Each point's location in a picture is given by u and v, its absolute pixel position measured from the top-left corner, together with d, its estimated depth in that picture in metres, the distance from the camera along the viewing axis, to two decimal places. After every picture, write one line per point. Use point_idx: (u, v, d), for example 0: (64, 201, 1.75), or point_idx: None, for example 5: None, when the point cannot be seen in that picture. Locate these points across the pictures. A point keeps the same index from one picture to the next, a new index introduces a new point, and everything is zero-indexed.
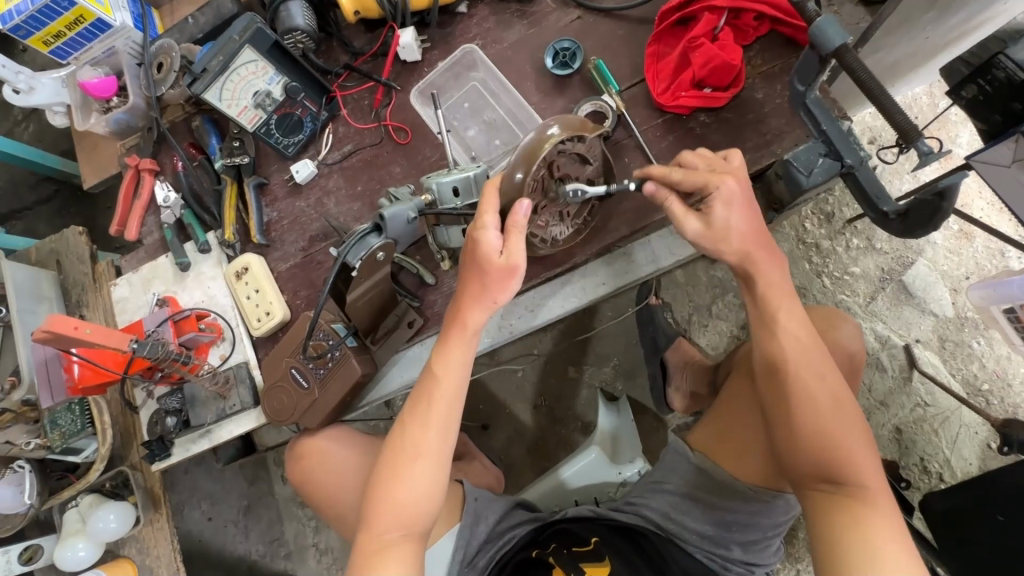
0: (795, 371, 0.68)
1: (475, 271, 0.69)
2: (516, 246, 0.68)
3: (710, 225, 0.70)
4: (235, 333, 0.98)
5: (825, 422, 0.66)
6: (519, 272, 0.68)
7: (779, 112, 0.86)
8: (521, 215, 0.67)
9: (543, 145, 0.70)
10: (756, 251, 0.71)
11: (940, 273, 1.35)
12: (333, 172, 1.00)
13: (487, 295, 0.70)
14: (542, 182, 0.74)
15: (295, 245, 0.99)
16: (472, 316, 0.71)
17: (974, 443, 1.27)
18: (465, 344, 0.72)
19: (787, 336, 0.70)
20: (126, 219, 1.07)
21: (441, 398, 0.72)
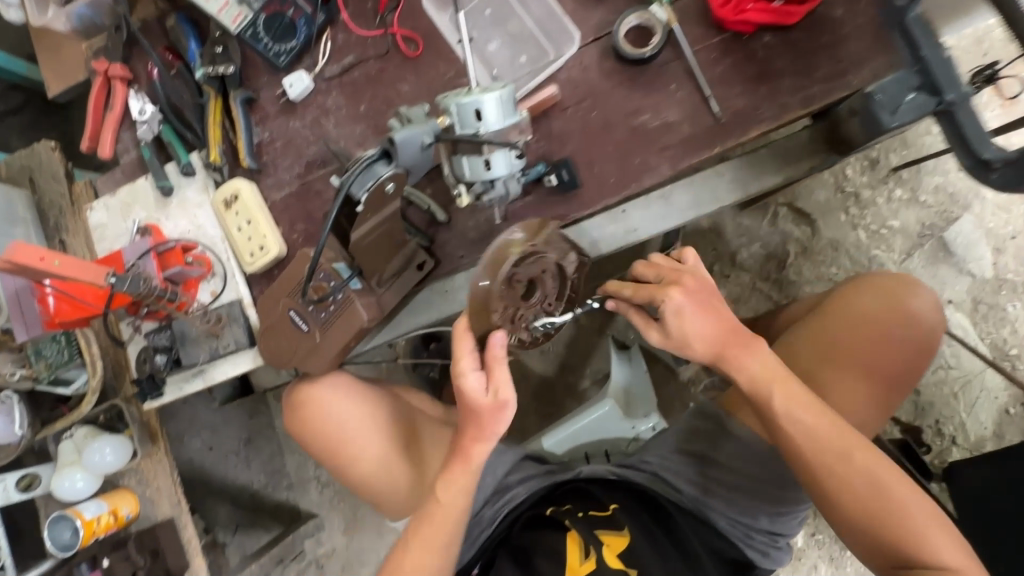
0: (828, 465, 0.67)
1: (471, 418, 0.73)
2: (501, 381, 0.70)
3: (668, 335, 0.72)
4: (227, 269, 0.89)
5: (868, 500, 0.66)
6: (510, 404, 0.71)
7: (860, 35, 0.72)
8: (497, 347, 0.70)
9: (503, 256, 0.69)
10: (733, 348, 0.71)
11: (985, 231, 1.26)
12: (332, 88, 0.87)
13: (486, 429, 0.73)
14: (510, 292, 0.71)
15: (290, 172, 0.89)
16: (472, 450, 0.75)
17: (992, 408, 1.24)
18: (468, 476, 0.76)
19: (799, 424, 0.68)
20: (99, 134, 0.95)
21: (447, 510, 0.77)
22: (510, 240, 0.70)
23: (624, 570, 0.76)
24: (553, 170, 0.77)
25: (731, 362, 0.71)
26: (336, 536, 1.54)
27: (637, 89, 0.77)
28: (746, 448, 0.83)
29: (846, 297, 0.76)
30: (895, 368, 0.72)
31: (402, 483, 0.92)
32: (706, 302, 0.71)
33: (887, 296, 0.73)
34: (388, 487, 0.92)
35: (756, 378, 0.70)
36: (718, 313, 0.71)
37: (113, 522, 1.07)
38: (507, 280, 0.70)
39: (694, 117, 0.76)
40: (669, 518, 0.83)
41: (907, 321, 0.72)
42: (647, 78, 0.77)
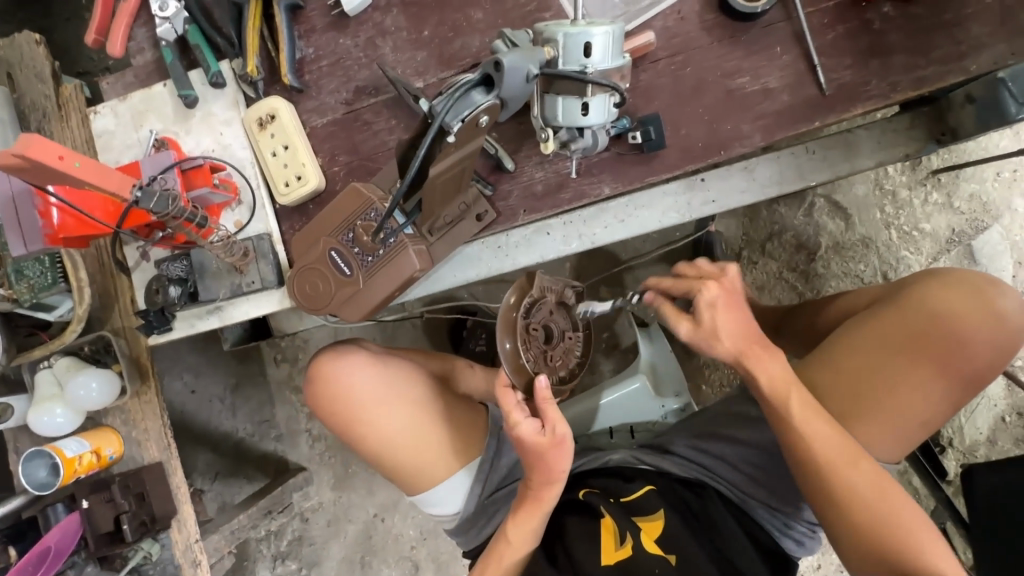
0: (841, 477, 0.67)
1: (533, 461, 0.71)
2: (555, 417, 0.68)
3: (699, 327, 0.70)
4: (256, 198, 0.80)
5: (870, 511, 0.66)
6: (568, 439, 0.70)
7: (983, 17, 0.67)
8: (546, 388, 0.67)
9: (507, 316, 0.67)
10: (757, 344, 0.70)
11: (1011, 243, 1.27)
12: (392, 6, 0.77)
13: (553, 471, 0.72)
14: (534, 338, 0.69)
15: (335, 96, 0.79)
16: (544, 494, 0.74)
17: (989, 415, 1.27)
18: (539, 519, 0.75)
19: (813, 435, 0.68)
20: (107, 29, 0.82)
21: (517, 533, 0.75)
22: (506, 298, 0.67)
23: (662, 555, 0.75)
24: (639, 127, 0.71)
25: (750, 365, 0.70)
26: (324, 491, 1.48)
27: (738, 49, 0.71)
28: None
29: (922, 295, 0.73)
30: (970, 365, 0.70)
31: (423, 472, 0.84)
32: (735, 302, 0.71)
33: (971, 296, 0.71)
34: (409, 476, 0.85)
35: (774, 382, 0.69)
36: (742, 311, 0.71)
37: (96, 462, 0.96)
38: (524, 330, 0.68)
39: (796, 85, 0.70)
40: (710, 510, 0.80)
41: (994, 317, 0.70)
42: (751, 37, 0.71)
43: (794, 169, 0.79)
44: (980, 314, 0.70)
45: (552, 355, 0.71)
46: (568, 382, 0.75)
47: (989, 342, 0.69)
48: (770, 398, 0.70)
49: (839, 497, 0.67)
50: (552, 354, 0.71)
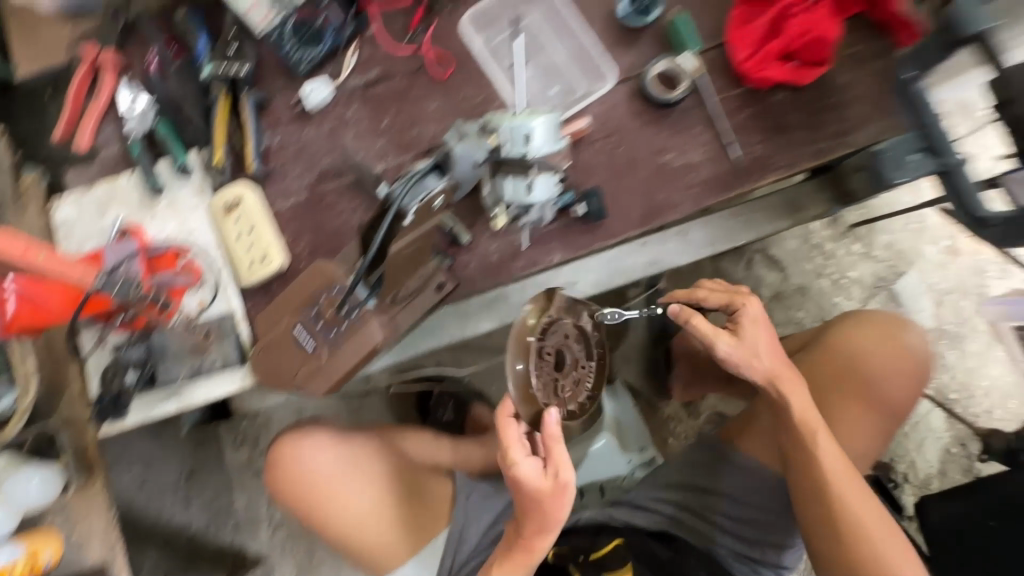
0: (847, 503, 0.71)
1: (530, 506, 0.69)
2: (561, 458, 0.68)
3: (739, 340, 0.76)
4: (220, 279, 0.82)
5: (875, 545, 0.69)
6: (570, 485, 0.68)
7: (862, 100, 0.79)
8: (554, 424, 0.68)
9: (521, 338, 0.69)
10: (787, 371, 0.75)
11: (928, 286, 1.40)
12: (352, 100, 0.84)
13: (549, 520, 0.70)
14: (547, 364, 0.71)
15: (299, 181, 0.84)
16: (536, 543, 0.72)
17: (937, 448, 1.34)
18: (529, 568, 0.73)
19: (830, 462, 0.72)
20: (75, 123, 0.87)
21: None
22: (525, 315, 0.70)
23: None
24: (582, 200, 0.78)
25: (782, 388, 0.74)
26: None
27: (663, 129, 0.81)
28: (760, 479, 0.81)
29: (841, 339, 0.80)
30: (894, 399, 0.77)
31: (387, 549, 0.83)
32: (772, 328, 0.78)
33: (882, 334, 0.79)
34: (375, 555, 0.84)
35: (805, 409, 0.73)
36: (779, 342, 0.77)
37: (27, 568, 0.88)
38: (536, 351, 0.70)
39: (714, 158, 0.80)
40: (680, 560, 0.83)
41: (905, 352, 0.77)
42: (672, 120, 0.81)
43: (723, 230, 0.89)
44: (894, 351, 0.77)
45: (562, 383, 0.74)
46: (575, 415, 0.77)
47: (905, 375, 0.76)
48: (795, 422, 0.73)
49: (847, 530, 0.70)
50: (561, 385, 0.73)
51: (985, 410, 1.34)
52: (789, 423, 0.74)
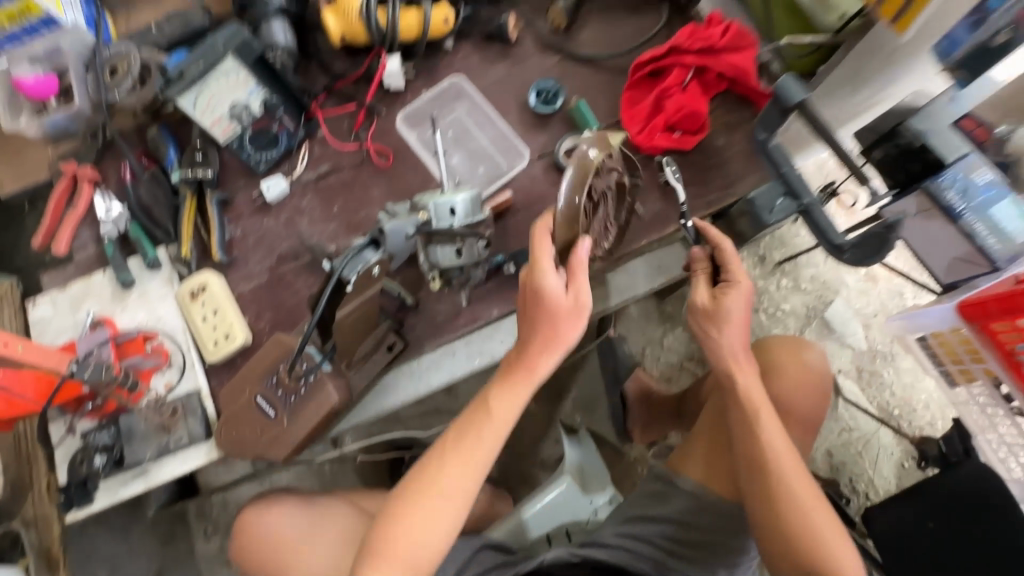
0: (784, 477, 0.73)
1: (541, 318, 0.71)
2: (582, 285, 0.70)
3: (716, 305, 0.79)
4: (186, 359, 0.88)
5: (806, 520, 0.71)
6: (587, 309, 0.71)
7: (739, 157, 0.94)
8: (586, 254, 0.69)
9: (587, 170, 0.66)
10: (744, 356, 0.79)
11: (854, 311, 1.51)
12: (307, 191, 0.96)
13: (557, 337, 0.72)
14: (589, 201, 0.70)
15: (260, 265, 0.94)
16: (535, 360, 0.73)
17: (891, 462, 1.42)
18: (529, 390, 0.74)
19: (768, 437, 0.75)
20: (54, 231, 0.96)
21: (494, 429, 0.73)
22: (588, 155, 0.66)
23: None
24: (512, 259, 0.88)
25: (732, 368, 0.79)
26: None
27: None
28: (700, 502, 0.87)
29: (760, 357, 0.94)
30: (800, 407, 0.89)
31: None
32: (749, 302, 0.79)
33: (789, 349, 0.94)
34: None
35: (751, 387, 0.77)
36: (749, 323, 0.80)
37: None
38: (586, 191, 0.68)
39: None
40: None
41: (805, 366, 0.91)
42: None
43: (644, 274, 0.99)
44: (797, 366, 0.91)
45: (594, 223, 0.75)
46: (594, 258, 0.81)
47: (808, 386, 0.89)
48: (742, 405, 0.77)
49: (782, 506, 0.72)
50: (592, 225, 0.75)
51: (927, 422, 1.43)
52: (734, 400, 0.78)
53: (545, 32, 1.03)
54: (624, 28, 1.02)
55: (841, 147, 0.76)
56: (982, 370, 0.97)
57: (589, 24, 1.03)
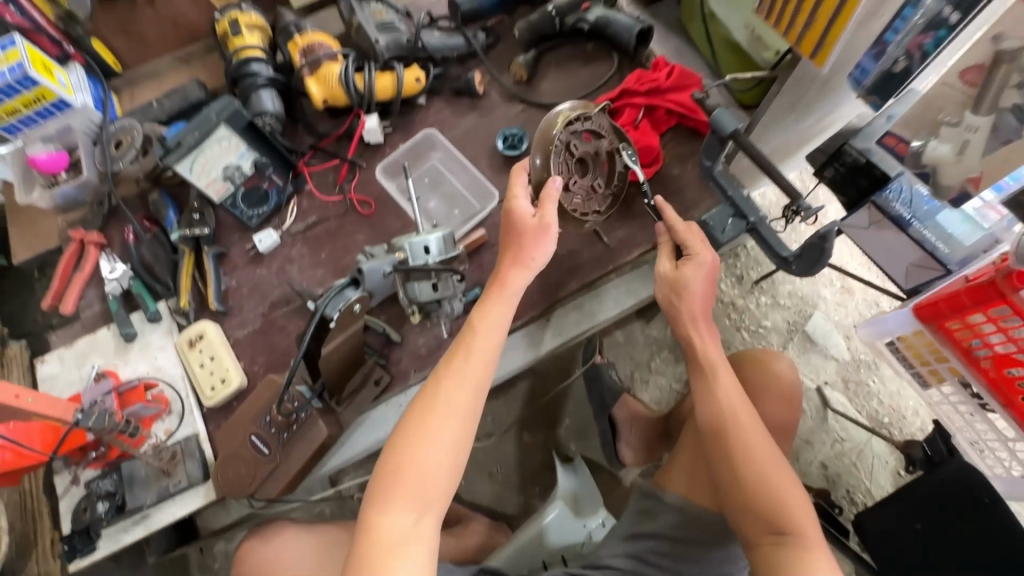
0: (739, 427, 0.75)
1: (513, 241, 0.78)
2: (547, 211, 0.78)
3: (675, 269, 0.84)
4: (185, 405, 0.93)
5: (763, 468, 0.72)
6: (552, 230, 0.78)
7: (693, 185, 1.02)
8: (555, 189, 0.79)
9: (552, 127, 0.86)
10: (703, 320, 0.83)
11: (834, 323, 1.54)
12: (296, 241, 1.04)
13: (523, 255, 0.76)
14: (566, 156, 0.88)
15: (254, 311, 1.00)
16: (510, 278, 0.76)
17: (887, 471, 1.42)
18: (505, 304, 0.75)
19: (724, 393, 0.78)
20: (62, 293, 1.03)
21: (480, 350, 0.71)
22: (554, 117, 0.86)
23: None
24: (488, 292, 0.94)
25: (689, 332, 0.83)
26: None
27: None
28: (687, 516, 0.89)
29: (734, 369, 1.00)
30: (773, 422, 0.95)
31: None
32: (712, 275, 0.84)
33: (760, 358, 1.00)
34: None
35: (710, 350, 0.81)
36: (712, 290, 0.84)
37: None
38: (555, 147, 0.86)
39: (589, 244, 1.01)
40: None
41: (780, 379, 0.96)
42: None
43: (614, 298, 1.04)
44: (771, 379, 0.96)
45: (576, 181, 0.91)
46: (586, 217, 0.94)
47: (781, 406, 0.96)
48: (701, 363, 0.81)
49: (738, 457, 0.73)
50: (575, 182, 0.91)
51: (917, 428, 1.44)
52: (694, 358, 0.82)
53: (509, 85, 1.13)
54: (580, 76, 1.14)
55: (785, 179, 0.82)
56: (946, 370, 1.01)
57: (548, 75, 1.14)
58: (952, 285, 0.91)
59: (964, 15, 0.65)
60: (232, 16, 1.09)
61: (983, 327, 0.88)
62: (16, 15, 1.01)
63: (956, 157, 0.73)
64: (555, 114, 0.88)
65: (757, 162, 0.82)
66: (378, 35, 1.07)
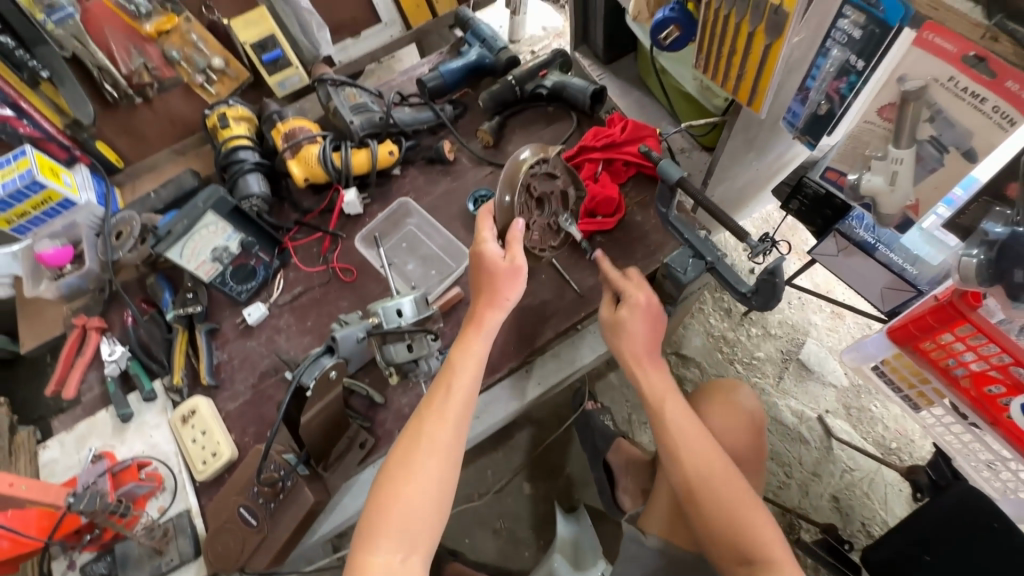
0: (695, 460, 0.78)
1: (485, 282, 0.81)
2: (516, 252, 0.82)
3: (614, 317, 0.88)
4: (178, 481, 0.96)
5: (722, 499, 0.75)
6: (523, 271, 0.81)
7: (657, 229, 1.07)
8: (518, 230, 0.83)
9: (517, 170, 0.87)
10: (646, 357, 0.86)
11: (829, 348, 1.53)
12: (283, 311, 1.09)
13: (498, 296, 0.80)
14: (527, 197, 0.90)
15: (245, 382, 1.04)
16: (487, 317, 0.80)
17: (902, 500, 1.36)
18: (482, 340, 0.79)
19: (678, 430, 0.81)
20: (64, 378, 1.07)
21: (460, 388, 0.74)
22: (519, 161, 0.88)
23: None
24: None
25: (640, 371, 0.86)
26: None
27: None
28: (669, 558, 0.88)
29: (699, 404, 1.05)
30: (737, 449, 0.98)
31: None
32: (652, 315, 0.87)
33: (721, 391, 1.06)
34: None
35: (661, 388, 0.84)
36: (655, 329, 0.87)
37: None
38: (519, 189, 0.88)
39: (561, 293, 1.04)
40: None
41: (738, 410, 1.02)
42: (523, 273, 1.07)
43: (590, 343, 1.06)
44: (734, 413, 1.01)
45: (534, 220, 0.93)
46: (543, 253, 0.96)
47: (746, 436, 1.00)
48: (650, 400, 0.84)
49: (699, 492, 0.76)
50: (534, 222, 0.93)
51: (928, 451, 1.39)
52: (644, 398, 0.85)
53: (477, 150, 1.21)
54: (543, 136, 1.22)
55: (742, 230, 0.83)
56: (932, 392, 0.96)
57: (514, 138, 1.22)
58: (924, 304, 0.88)
59: (868, 62, 0.71)
60: (221, 111, 1.20)
61: (955, 346, 0.85)
62: (31, 128, 1.12)
63: (889, 187, 0.77)
64: (518, 158, 0.89)
65: (706, 208, 0.85)
66: (352, 116, 1.17)
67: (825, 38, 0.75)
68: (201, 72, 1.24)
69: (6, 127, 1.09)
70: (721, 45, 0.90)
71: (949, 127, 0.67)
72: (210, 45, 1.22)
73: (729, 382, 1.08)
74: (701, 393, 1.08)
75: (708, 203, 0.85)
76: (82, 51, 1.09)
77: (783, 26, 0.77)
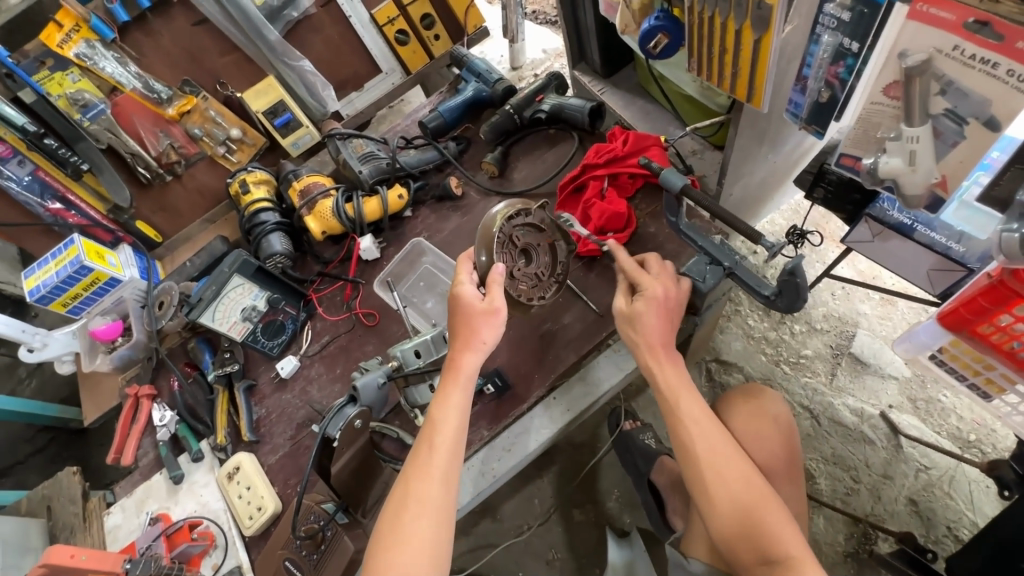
0: (710, 458, 0.74)
1: (462, 324, 0.79)
2: (494, 292, 0.80)
3: (630, 309, 0.84)
4: (228, 538, 0.99)
5: (740, 498, 0.71)
6: (501, 311, 0.79)
7: (672, 239, 1.04)
8: (499, 272, 0.82)
9: (492, 223, 0.88)
10: (662, 349, 0.81)
11: (883, 339, 1.42)
12: (314, 361, 1.12)
13: (474, 338, 0.78)
14: (508, 246, 0.90)
15: (284, 435, 1.06)
16: (460, 362, 0.77)
17: (991, 497, 1.23)
18: (461, 390, 0.76)
19: (695, 428, 0.76)
20: (123, 445, 1.12)
21: (443, 443, 0.72)
22: (493, 215, 0.89)
23: None
24: (489, 381, 1.01)
25: (656, 369, 0.81)
26: None
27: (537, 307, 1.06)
28: None
29: (727, 411, 1.01)
30: (766, 454, 0.92)
31: None
32: (669, 308, 0.84)
33: (747, 396, 1.01)
34: None
35: (674, 382, 0.79)
36: (671, 323, 0.83)
37: None
38: (497, 242, 0.88)
39: (581, 315, 1.04)
40: None
41: (765, 416, 0.97)
42: None
43: (619, 361, 1.02)
44: (760, 419, 0.96)
45: (519, 272, 0.93)
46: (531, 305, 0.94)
47: (771, 434, 0.94)
48: (663, 396, 0.79)
49: (714, 491, 0.72)
50: (519, 270, 0.93)
51: (1013, 442, 1.26)
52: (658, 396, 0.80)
53: (484, 181, 1.23)
54: (546, 159, 1.22)
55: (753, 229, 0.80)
56: (1003, 379, 0.82)
57: (518, 165, 1.24)
58: (975, 284, 0.78)
59: (862, 43, 0.68)
60: (241, 177, 1.27)
61: (1017, 327, 0.74)
62: (79, 217, 1.26)
63: (910, 168, 0.71)
64: (493, 211, 0.90)
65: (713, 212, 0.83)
66: (361, 166, 1.22)
67: (814, 25, 0.73)
68: (222, 144, 1.33)
69: (58, 219, 1.24)
70: (710, 46, 0.88)
71: (963, 97, 0.63)
72: (227, 118, 1.31)
73: (756, 389, 1.03)
74: (725, 400, 1.03)
75: (715, 206, 0.83)
76: (116, 141, 1.20)
77: (770, 19, 0.75)
